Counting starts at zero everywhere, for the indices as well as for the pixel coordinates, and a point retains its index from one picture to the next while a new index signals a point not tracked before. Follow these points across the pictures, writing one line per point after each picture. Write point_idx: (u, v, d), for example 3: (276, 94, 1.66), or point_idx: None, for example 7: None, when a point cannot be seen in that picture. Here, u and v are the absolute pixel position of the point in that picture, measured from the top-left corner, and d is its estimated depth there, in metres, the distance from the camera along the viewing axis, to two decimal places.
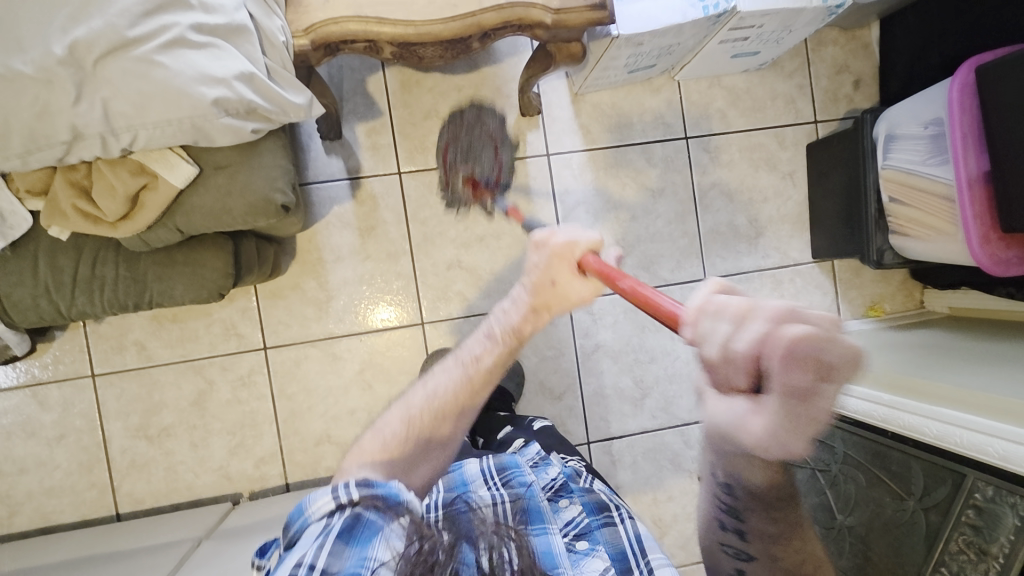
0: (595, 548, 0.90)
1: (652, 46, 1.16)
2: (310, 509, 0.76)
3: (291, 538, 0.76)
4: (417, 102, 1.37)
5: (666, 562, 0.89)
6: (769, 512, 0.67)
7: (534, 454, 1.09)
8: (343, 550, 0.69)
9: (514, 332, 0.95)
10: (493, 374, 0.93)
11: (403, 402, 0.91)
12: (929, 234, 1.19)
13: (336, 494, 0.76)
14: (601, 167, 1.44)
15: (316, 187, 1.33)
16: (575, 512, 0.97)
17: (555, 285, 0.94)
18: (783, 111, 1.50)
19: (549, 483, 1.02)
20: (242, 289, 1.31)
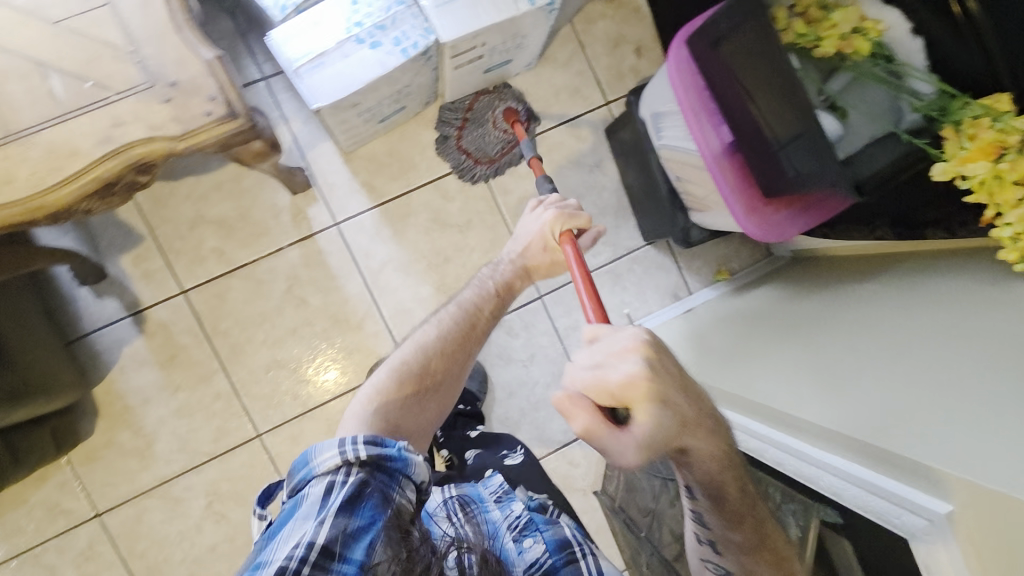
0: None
1: (376, 100, 1.10)
2: (314, 462, 0.69)
3: (294, 487, 0.69)
4: (177, 214, 1.28)
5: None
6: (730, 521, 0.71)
7: (500, 486, 0.86)
8: (346, 525, 0.60)
9: (506, 286, 0.96)
10: (489, 323, 0.93)
11: (411, 342, 0.87)
12: (713, 206, 1.15)
13: (342, 449, 0.68)
14: (397, 219, 1.37)
15: (96, 335, 1.24)
16: (538, 552, 0.73)
17: (550, 249, 0.98)
18: (570, 103, 1.43)
19: (513, 521, 0.77)
20: (53, 465, 1.23)
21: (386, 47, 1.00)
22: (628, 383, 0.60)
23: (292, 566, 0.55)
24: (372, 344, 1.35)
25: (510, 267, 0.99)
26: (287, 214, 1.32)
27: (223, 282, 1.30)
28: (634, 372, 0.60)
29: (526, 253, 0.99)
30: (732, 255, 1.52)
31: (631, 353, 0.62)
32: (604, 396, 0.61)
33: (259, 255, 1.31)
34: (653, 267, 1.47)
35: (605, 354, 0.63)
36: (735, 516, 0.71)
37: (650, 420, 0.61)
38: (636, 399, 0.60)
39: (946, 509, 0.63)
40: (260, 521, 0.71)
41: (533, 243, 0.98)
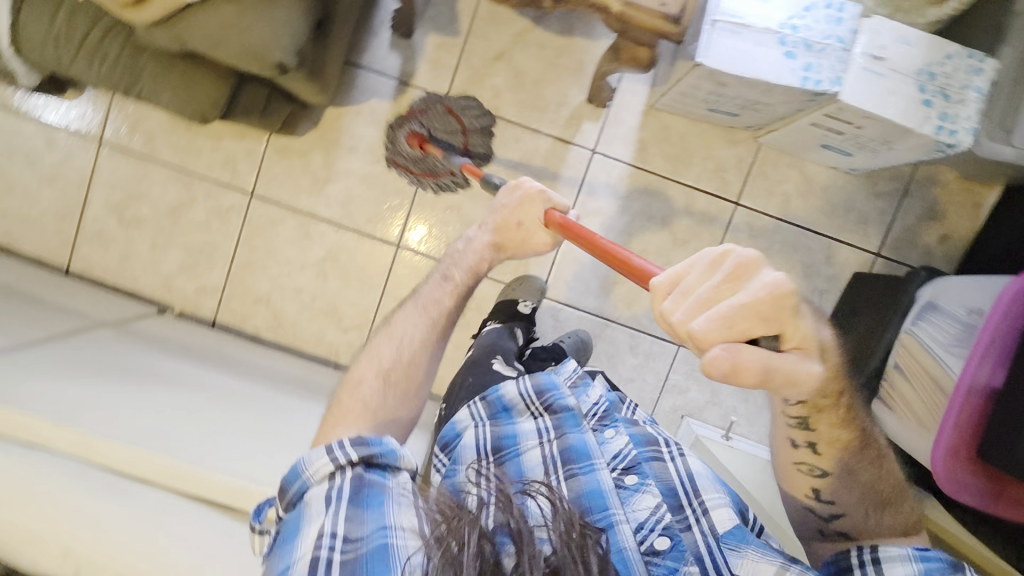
0: (646, 484, 0.80)
1: (734, 94, 1.09)
2: (304, 472, 0.67)
3: (288, 503, 0.67)
4: (495, 39, 1.33)
5: (723, 502, 0.78)
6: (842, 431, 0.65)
7: (574, 373, 0.99)
8: (360, 514, 0.63)
9: (470, 271, 0.92)
10: (454, 313, 0.91)
11: (372, 353, 0.85)
12: (907, 415, 1.09)
13: (331, 454, 0.67)
14: (637, 189, 1.36)
15: (364, 73, 1.33)
16: (623, 444, 0.86)
17: (524, 229, 0.91)
18: (849, 227, 1.37)
19: (593, 410, 0.92)
20: (256, 133, 1.34)
21: (797, 64, 0.98)
22: (780, 298, 0.53)
23: (325, 556, 0.59)
24: None
25: (478, 248, 0.93)
26: (567, 111, 1.34)
27: (479, 117, 1.34)
28: (762, 281, 0.54)
29: (499, 228, 0.92)
30: None
31: (754, 267, 0.54)
32: (754, 330, 0.53)
33: (519, 121, 1.34)
34: None
35: (725, 282, 0.53)
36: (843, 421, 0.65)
37: (802, 326, 0.56)
38: (786, 312, 0.54)
39: None
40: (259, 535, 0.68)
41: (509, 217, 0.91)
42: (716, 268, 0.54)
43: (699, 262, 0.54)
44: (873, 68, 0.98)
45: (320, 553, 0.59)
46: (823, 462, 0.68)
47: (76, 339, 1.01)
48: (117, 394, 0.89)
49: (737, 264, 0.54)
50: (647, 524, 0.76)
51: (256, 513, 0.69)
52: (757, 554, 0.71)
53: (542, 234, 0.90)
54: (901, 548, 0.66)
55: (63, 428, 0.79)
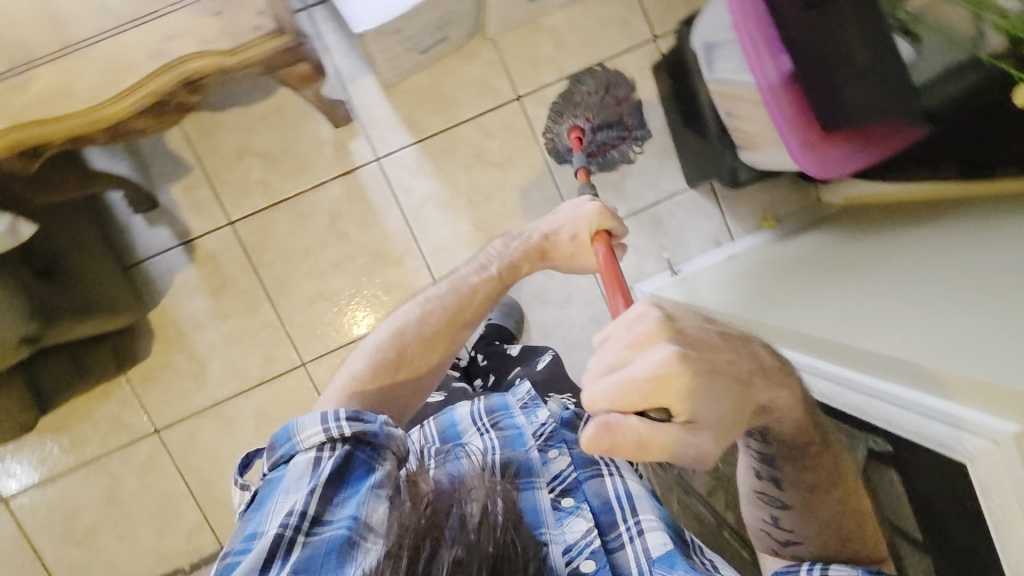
0: (580, 506, 0.85)
1: (419, 27, 1.08)
2: (295, 437, 0.79)
3: (277, 460, 0.81)
4: (222, 145, 1.31)
5: (658, 525, 0.80)
6: (800, 462, 0.68)
7: (526, 395, 1.03)
8: (332, 495, 0.75)
9: (508, 270, 0.98)
10: (479, 308, 0.96)
11: (397, 318, 0.94)
12: (763, 145, 1.09)
13: (325, 425, 0.79)
14: (437, 155, 1.36)
15: (149, 262, 1.30)
16: (561, 465, 0.90)
17: (575, 242, 0.97)
18: (616, 37, 1.37)
19: (539, 431, 0.95)
20: (114, 382, 1.31)
21: None
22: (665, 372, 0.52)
23: (290, 532, 0.70)
24: (412, 280, 1.37)
25: (524, 247, 0.99)
26: (329, 147, 1.33)
27: (269, 214, 1.33)
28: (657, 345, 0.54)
29: (551, 236, 0.99)
30: (780, 202, 1.46)
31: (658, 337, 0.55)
32: (642, 403, 0.51)
33: (301, 188, 1.33)
34: (695, 212, 1.44)
35: (622, 355, 0.55)
36: (807, 464, 0.68)
37: (705, 409, 0.53)
38: (680, 385, 0.52)
39: (1011, 429, 0.54)
40: (240, 489, 0.82)
41: (561, 231, 0.98)
42: (626, 338, 0.56)
43: (618, 334, 0.57)
44: None
45: (285, 529, 0.70)
46: (787, 497, 0.70)
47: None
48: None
49: (643, 337, 0.56)
50: (576, 546, 0.80)
51: (242, 468, 0.83)
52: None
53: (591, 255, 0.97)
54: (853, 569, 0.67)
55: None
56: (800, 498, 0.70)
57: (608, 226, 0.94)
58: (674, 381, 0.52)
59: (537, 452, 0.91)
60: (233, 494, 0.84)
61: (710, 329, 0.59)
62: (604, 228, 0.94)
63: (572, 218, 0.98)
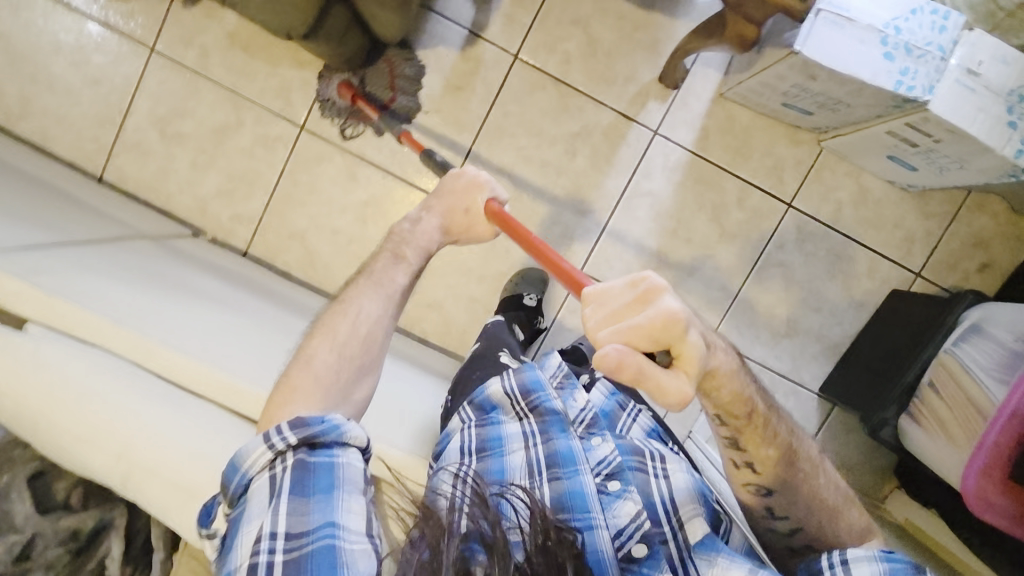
0: (628, 490, 0.83)
1: (819, 91, 1.07)
2: (242, 464, 0.66)
3: (230, 497, 0.67)
4: (573, 1, 1.29)
5: (698, 513, 0.81)
6: (773, 448, 0.72)
7: (560, 372, 1.05)
8: (303, 505, 0.64)
9: (424, 255, 0.88)
10: (408, 291, 0.86)
11: (325, 332, 0.80)
12: (940, 434, 1.11)
13: (268, 442, 0.66)
14: (693, 176, 1.35)
15: (435, 17, 1.28)
16: (607, 449, 0.88)
17: (472, 214, 0.87)
18: (894, 243, 1.37)
19: (581, 417, 0.95)
20: (316, 64, 1.29)
21: (894, 67, 0.97)
22: (669, 317, 0.58)
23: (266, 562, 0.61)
24: (576, 235, 1.36)
25: (427, 234, 0.88)
26: (635, 87, 1.31)
27: (545, 81, 1.31)
28: (659, 303, 0.59)
29: (448, 212, 0.88)
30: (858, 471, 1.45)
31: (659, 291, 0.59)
32: (648, 348, 0.58)
33: (584, 90, 1.32)
34: (799, 412, 1.44)
35: (624, 303, 0.59)
36: (779, 447, 0.73)
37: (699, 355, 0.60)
38: (674, 329, 0.59)
39: None
40: (206, 538, 0.66)
41: (454, 205, 0.88)
42: (630, 290, 0.60)
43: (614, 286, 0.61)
44: (966, 81, 0.97)
45: (262, 558, 0.61)
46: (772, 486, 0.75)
47: (103, 249, 0.94)
48: (219, 323, 0.89)
49: (640, 292, 0.59)
50: (625, 531, 0.80)
51: (202, 515, 0.67)
52: (728, 561, 0.75)
53: (487, 225, 0.86)
54: (865, 550, 0.71)
55: (207, 369, 0.78)
56: (784, 487, 0.75)
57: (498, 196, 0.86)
58: (666, 330, 0.58)
59: (579, 439, 0.90)
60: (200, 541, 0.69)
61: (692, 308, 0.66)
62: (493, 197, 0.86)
63: (456, 189, 0.88)
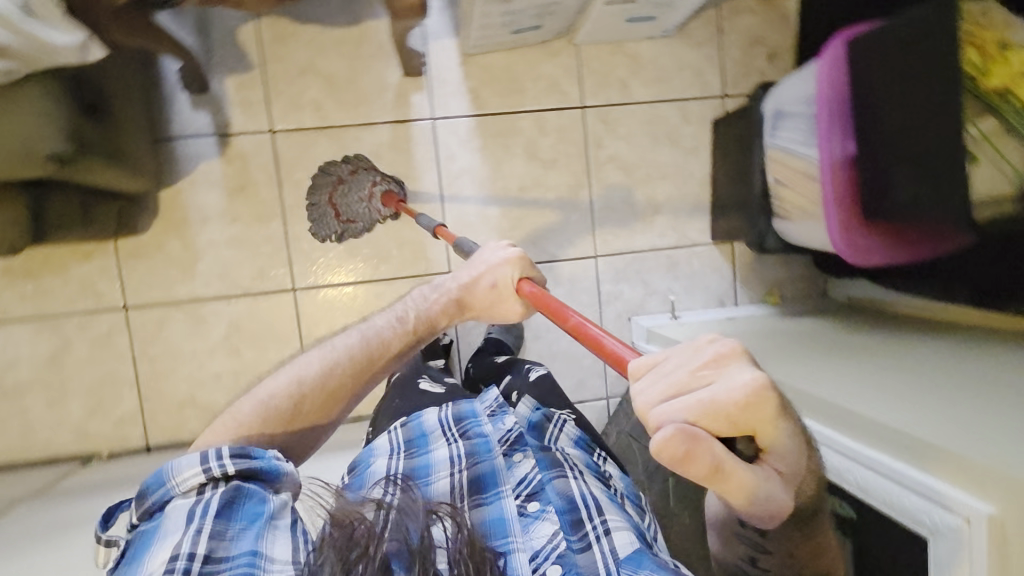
0: (546, 510, 0.83)
1: (523, 6, 1.12)
2: (171, 481, 0.70)
3: (146, 511, 0.70)
4: (290, 55, 1.30)
5: (624, 526, 0.79)
6: (795, 523, 0.60)
7: (494, 402, 1.09)
8: (225, 529, 0.66)
9: (424, 323, 0.92)
10: (390, 357, 0.90)
11: (296, 367, 0.85)
12: (800, 216, 1.13)
13: (206, 467, 0.70)
14: (490, 134, 1.38)
15: (180, 142, 1.28)
16: (527, 469, 0.91)
17: (497, 290, 0.91)
18: (689, 83, 1.43)
19: (505, 436, 0.98)
20: (101, 247, 1.27)
21: None
22: (753, 399, 0.46)
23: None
24: (426, 244, 1.37)
25: (441, 300, 0.94)
26: (391, 93, 1.33)
27: (312, 135, 1.32)
28: (744, 376, 0.47)
29: (470, 285, 0.94)
30: (787, 283, 1.51)
31: (735, 361, 0.49)
32: (726, 430, 0.46)
33: (351, 122, 1.33)
34: (709, 267, 1.48)
35: (697, 373, 0.47)
36: (801, 520, 0.60)
37: (786, 442, 0.49)
38: (763, 414, 0.47)
39: (988, 510, 0.58)
40: (104, 545, 0.70)
41: (479, 285, 0.93)
42: (710, 355, 0.49)
43: (683, 350, 0.49)
44: None
45: (177, 565, 0.61)
46: (767, 544, 0.62)
47: None
48: None
49: (724, 367, 0.48)
50: (542, 553, 0.78)
51: (104, 521, 0.72)
52: None
53: (511, 305, 0.91)
54: None
55: None
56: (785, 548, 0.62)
57: (527, 275, 0.89)
58: (751, 414, 0.47)
59: (502, 457, 0.94)
60: (97, 555, 0.71)
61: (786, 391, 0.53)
62: (526, 275, 0.89)
63: (492, 269, 0.93)
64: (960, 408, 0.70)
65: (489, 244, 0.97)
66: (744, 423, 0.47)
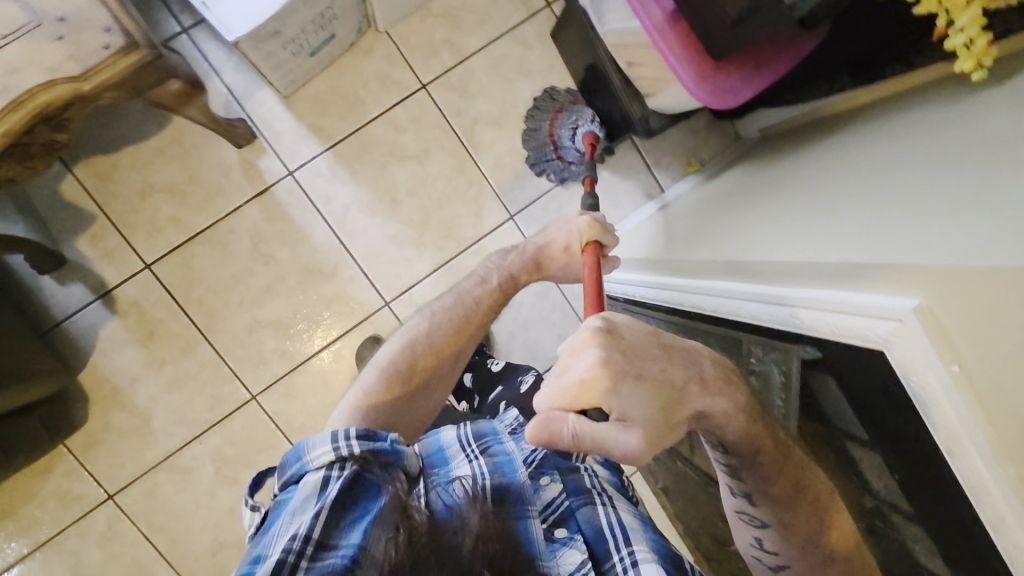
0: (574, 537, 0.75)
1: (298, 26, 1.07)
2: (307, 456, 0.68)
3: (286, 481, 0.69)
4: (123, 187, 1.24)
5: (651, 556, 0.72)
6: (763, 475, 0.64)
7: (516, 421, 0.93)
8: (341, 520, 0.61)
9: (510, 281, 0.93)
10: (485, 316, 0.91)
11: (404, 330, 0.88)
12: (664, 86, 1.07)
13: (335, 443, 0.68)
14: (351, 158, 1.32)
15: (70, 323, 1.24)
16: (555, 492, 0.81)
17: (571, 251, 0.93)
18: (511, 9, 1.36)
19: (530, 457, 0.85)
20: (55, 455, 1.24)
21: None
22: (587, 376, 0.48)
23: (292, 558, 0.57)
24: (351, 291, 1.33)
25: (519, 258, 0.94)
26: (237, 170, 1.28)
27: (188, 249, 1.27)
28: (585, 351, 0.49)
29: (542, 246, 0.95)
30: (701, 145, 1.47)
31: (585, 341, 0.50)
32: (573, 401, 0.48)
33: (216, 217, 1.28)
34: (623, 170, 1.44)
35: (559, 361, 0.51)
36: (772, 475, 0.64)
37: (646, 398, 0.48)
38: (606, 381, 0.48)
39: (913, 303, 0.53)
40: (250, 510, 0.71)
41: (555, 240, 0.94)
42: (569, 343, 0.51)
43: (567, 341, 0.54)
44: None
45: (285, 555, 0.57)
46: (765, 519, 0.67)
47: None
48: None
49: (575, 347, 0.51)
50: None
51: (253, 486, 0.72)
52: None
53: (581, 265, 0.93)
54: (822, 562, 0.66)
55: None
56: (779, 520, 0.66)
57: (597, 237, 0.90)
58: (595, 383, 0.48)
59: (529, 480, 0.81)
60: (244, 517, 0.72)
61: (655, 340, 0.53)
62: (594, 238, 0.90)
63: (561, 230, 0.95)
64: (883, 210, 0.65)
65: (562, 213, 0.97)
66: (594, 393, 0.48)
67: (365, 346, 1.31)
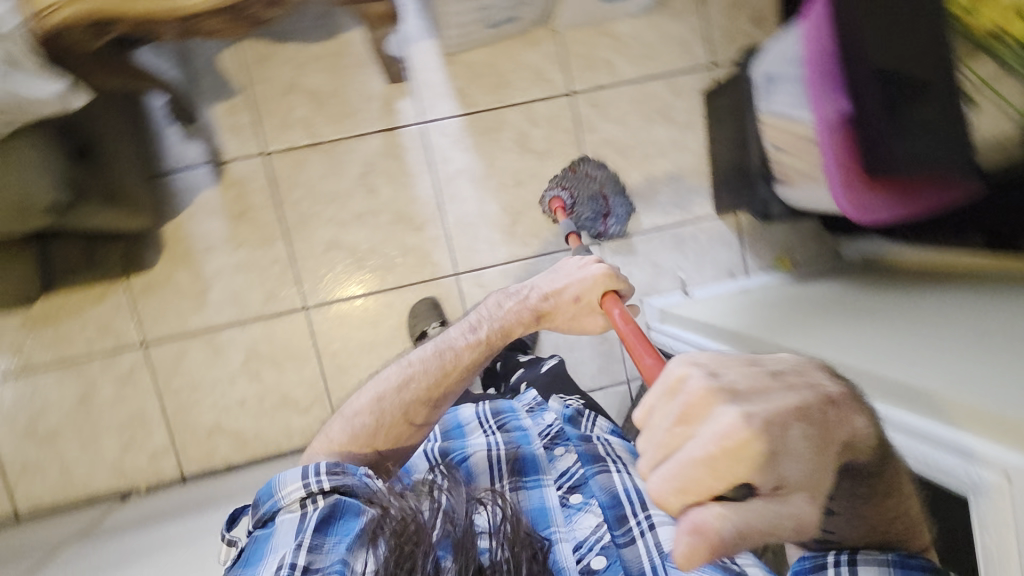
0: (589, 501, 0.90)
1: None
2: (278, 493, 0.79)
3: (261, 518, 0.80)
4: (274, 75, 1.30)
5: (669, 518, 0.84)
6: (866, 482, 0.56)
7: (532, 400, 1.10)
8: (323, 542, 0.73)
9: (501, 333, 0.94)
10: (470, 368, 0.93)
11: (376, 379, 0.93)
12: (801, 181, 1.11)
13: (307, 481, 0.78)
14: (480, 131, 1.37)
15: (176, 175, 1.29)
16: (570, 462, 0.96)
17: (581, 303, 0.93)
18: (677, 56, 1.40)
19: (546, 431, 1.01)
20: (113, 286, 1.29)
21: None
22: (735, 447, 0.44)
23: None
24: (429, 249, 1.37)
25: (515, 312, 0.95)
26: (377, 102, 1.33)
27: (305, 153, 1.32)
28: (724, 417, 0.46)
29: (551, 296, 0.96)
30: (799, 247, 1.49)
31: (711, 407, 0.47)
32: (718, 487, 0.44)
33: (341, 135, 1.33)
34: (717, 240, 1.47)
35: (676, 433, 0.47)
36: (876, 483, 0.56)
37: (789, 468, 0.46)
38: (756, 458, 0.44)
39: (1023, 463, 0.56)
40: (226, 545, 0.83)
41: (567, 291, 0.94)
42: (684, 408, 0.48)
43: (663, 394, 0.49)
44: None
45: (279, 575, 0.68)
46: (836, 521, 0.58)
47: None
48: None
49: (708, 415, 0.46)
50: (585, 542, 0.85)
51: (228, 524, 0.85)
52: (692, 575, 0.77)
53: (594, 319, 0.94)
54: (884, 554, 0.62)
55: None
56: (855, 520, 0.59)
57: (614, 287, 0.90)
58: (748, 464, 0.44)
59: (544, 450, 0.98)
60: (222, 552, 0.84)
61: (761, 375, 0.52)
62: (612, 289, 0.90)
63: (576, 278, 0.95)
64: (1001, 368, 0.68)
65: (583, 258, 0.98)
66: (746, 469, 0.44)
67: (422, 303, 1.35)
